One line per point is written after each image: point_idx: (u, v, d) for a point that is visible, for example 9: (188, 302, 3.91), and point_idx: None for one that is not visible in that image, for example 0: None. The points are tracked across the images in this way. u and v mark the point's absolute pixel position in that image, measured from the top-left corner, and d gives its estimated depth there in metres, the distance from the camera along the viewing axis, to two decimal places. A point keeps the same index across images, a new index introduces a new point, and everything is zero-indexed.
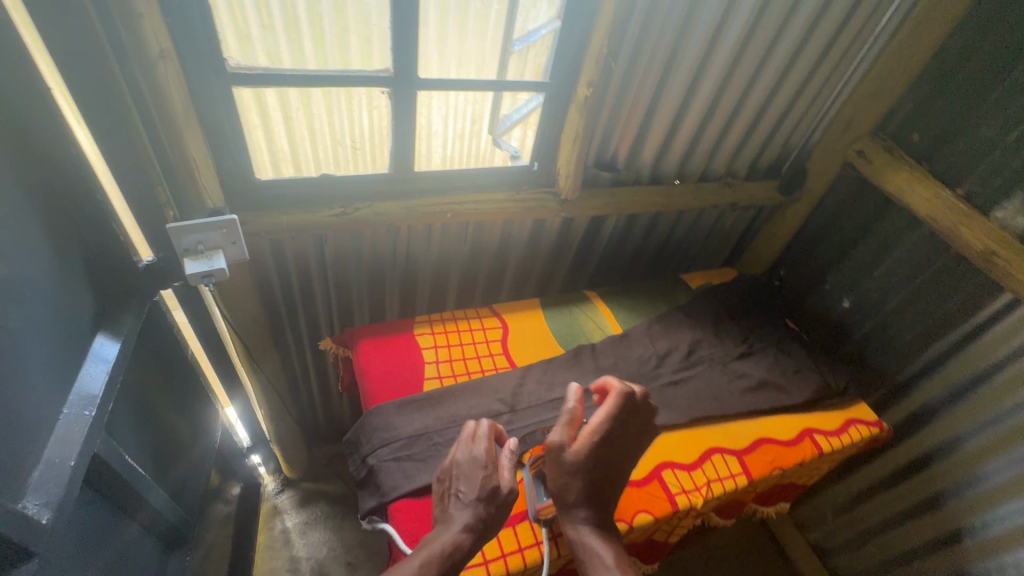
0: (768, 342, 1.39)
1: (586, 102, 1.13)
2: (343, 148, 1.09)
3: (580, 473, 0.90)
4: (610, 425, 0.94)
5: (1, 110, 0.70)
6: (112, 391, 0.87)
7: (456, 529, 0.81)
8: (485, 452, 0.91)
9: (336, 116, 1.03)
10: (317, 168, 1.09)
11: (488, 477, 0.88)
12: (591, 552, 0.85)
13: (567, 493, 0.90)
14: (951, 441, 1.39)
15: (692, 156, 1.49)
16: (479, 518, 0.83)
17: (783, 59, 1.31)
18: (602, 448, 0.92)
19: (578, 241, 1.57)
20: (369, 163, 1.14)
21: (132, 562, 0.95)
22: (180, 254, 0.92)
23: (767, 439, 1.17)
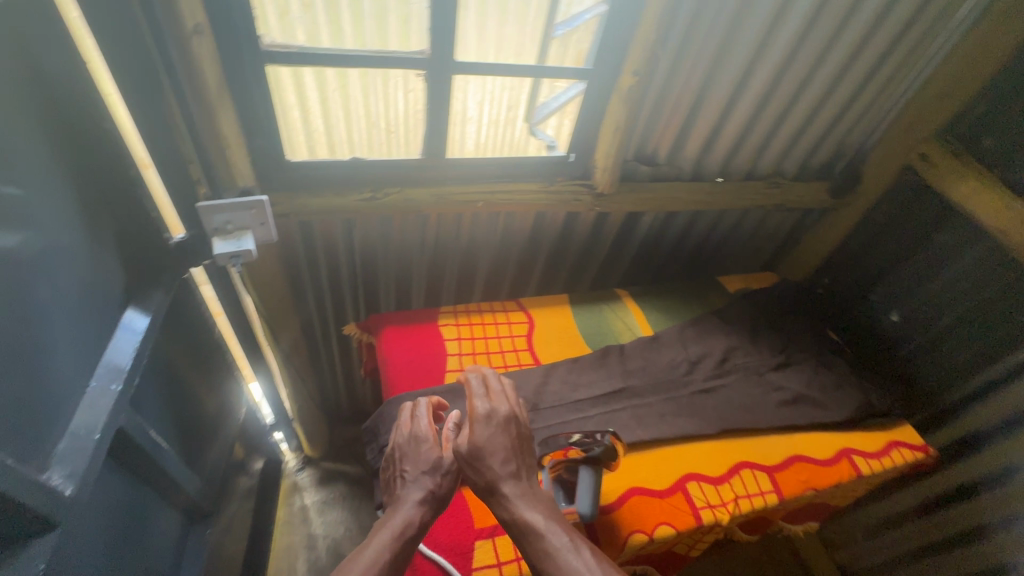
0: (807, 354, 1.32)
1: (630, 92, 1.07)
2: (376, 130, 1.06)
3: (482, 448, 0.81)
4: (477, 409, 0.86)
5: (38, 82, 0.70)
6: (139, 366, 0.87)
7: (410, 505, 0.81)
8: (426, 429, 0.90)
9: (371, 97, 1.01)
10: (350, 150, 1.07)
11: (429, 451, 0.87)
12: (524, 526, 0.76)
13: (477, 475, 0.81)
14: (1002, 471, 1.29)
15: (739, 153, 1.41)
16: (430, 491, 0.83)
17: (846, 52, 1.22)
18: (499, 418, 0.85)
19: (611, 236, 1.52)
20: (400, 146, 1.11)
21: (154, 533, 0.97)
22: (210, 233, 0.92)
23: (801, 457, 1.11)
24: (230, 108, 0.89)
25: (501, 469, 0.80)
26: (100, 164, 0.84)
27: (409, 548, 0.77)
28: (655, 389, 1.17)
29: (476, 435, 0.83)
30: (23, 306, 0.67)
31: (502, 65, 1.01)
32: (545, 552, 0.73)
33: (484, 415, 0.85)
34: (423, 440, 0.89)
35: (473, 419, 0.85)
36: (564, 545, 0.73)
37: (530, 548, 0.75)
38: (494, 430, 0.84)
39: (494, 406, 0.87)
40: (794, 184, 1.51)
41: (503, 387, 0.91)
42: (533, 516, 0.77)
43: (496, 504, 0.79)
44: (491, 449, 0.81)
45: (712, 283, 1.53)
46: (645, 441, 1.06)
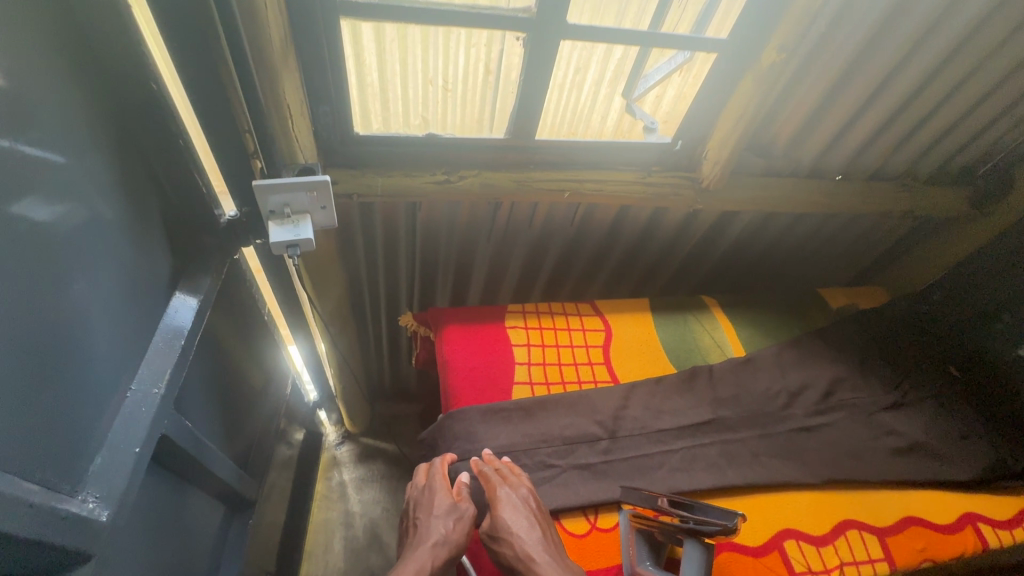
0: (926, 393, 1.13)
1: (772, 71, 0.87)
2: (433, 88, 0.86)
3: (506, 517, 0.73)
4: (496, 482, 0.79)
5: (62, 25, 0.57)
6: (185, 364, 0.77)
7: (422, 550, 0.71)
8: (441, 478, 0.82)
9: (432, 54, 0.82)
10: (406, 120, 0.91)
11: (444, 498, 0.79)
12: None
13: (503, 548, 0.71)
14: None
15: (872, 147, 1.18)
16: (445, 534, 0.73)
17: None
18: (521, 492, 0.78)
19: (700, 234, 1.33)
20: (457, 114, 0.92)
21: (194, 531, 0.90)
22: (265, 216, 0.80)
23: (918, 520, 0.94)
24: (293, 70, 0.74)
25: (527, 536, 0.71)
26: (140, 126, 0.71)
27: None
28: (748, 422, 1.01)
29: (498, 507, 0.75)
30: (53, 306, 0.56)
31: (617, 30, 0.82)
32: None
33: (506, 488, 0.78)
34: (438, 488, 0.81)
35: (492, 491, 0.77)
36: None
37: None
38: (516, 504, 0.76)
39: (514, 481, 0.80)
40: (929, 189, 1.28)
41: (520, 471, 0.84)
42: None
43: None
44: (514, 519, 0.73)
45: (811, 295, 1.34)
46: (737, 487, 0.92)
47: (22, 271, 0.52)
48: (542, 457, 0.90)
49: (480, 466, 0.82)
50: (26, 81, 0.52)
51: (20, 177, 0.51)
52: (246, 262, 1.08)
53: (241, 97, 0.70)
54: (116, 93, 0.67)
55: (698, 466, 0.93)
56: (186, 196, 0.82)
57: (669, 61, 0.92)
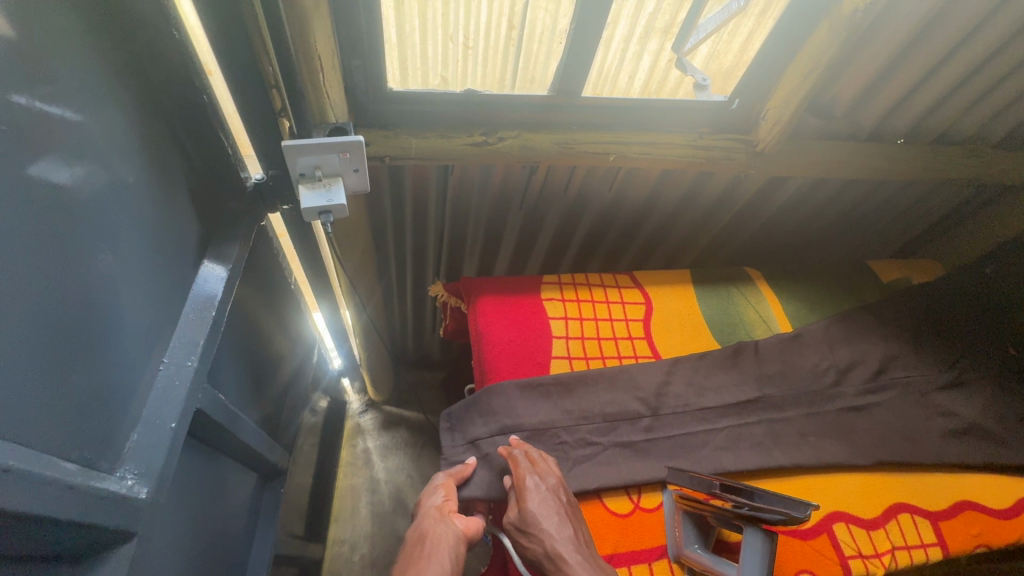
0: (985, 372, 1.07)
1: (853, 20, 0.76)
2: (453, 45, 0.78)
3: (534, 510, 0.70)
4: (521, 468, 0.75)
5: None
6: (217, 335, 0.74)
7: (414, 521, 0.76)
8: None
9: (451, 5, 0.71)
10: (423, 76, 0.83)
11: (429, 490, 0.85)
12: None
13: (527, 543, 0.68)
14: None
15: (941, 109, 1.08)
16: (428, 496, 0.78)
17: None
18: (550, 482, 0.74)
19: (744, 202, 1.26)
20: (477, 72, 0.84)
21: (231, 501, 0.90)
22: (294, 180, 0.75)
23: (972, 504, 0.90)
24: (324, 16, 0.66)
25: (557, 533, 0.67)
26: (159, 80, 0.65)
27: (426, 536, 0.70)
28: (796, 401, 0.97)
29: (525, 500, 0.71)
30: (81, 280, 0.52)
31: None
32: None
33: (534, 476, 0.74)
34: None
35: (521, 481, 0.74)
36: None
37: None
38: (546, 495, 0.72)
39: (543, 469, 0.76)
40: (1000, 155, 1.18)
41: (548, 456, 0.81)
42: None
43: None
44: (543, 514, 0.69)
45: (860, 267, 1.27)
46: (785, 468, 0.88)
47: (40, 242, 0.47)
48: (582, 433, 0.87)
49: (510, 450, 0.80)
50: (32, 25, 0.46)
51: (28, 136, 0.45)
52: (273, 230, 1.03)
53: (266, 48, 0.64)
54: (133, 43, 0.61)
55: (744, 446, 0.89)
56: (209, 157, 0.77)
57: (722, 11, 0.80)
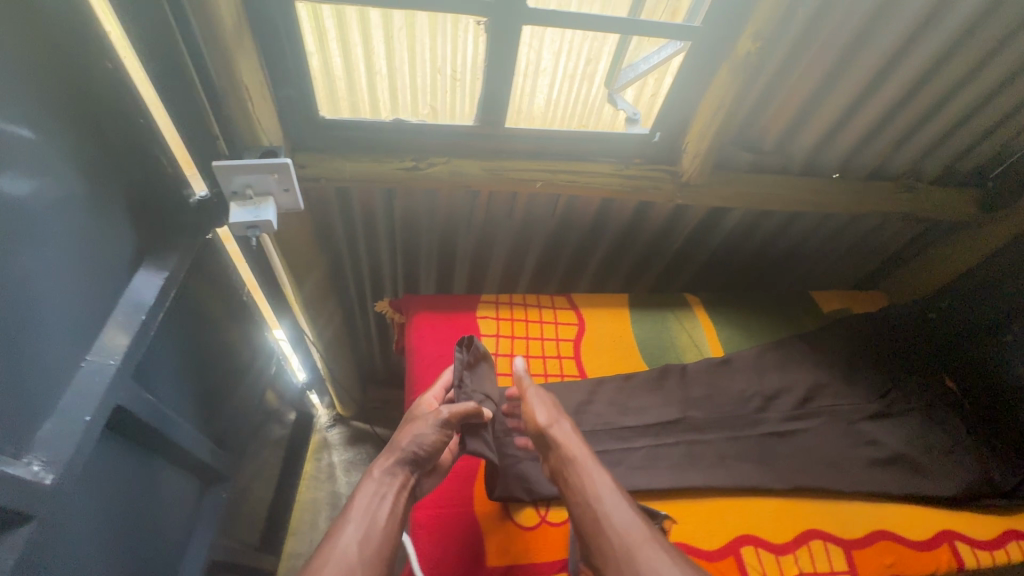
0: (916, 404, 1.07)
1: (748, 62, 0.83)
2: (441, 77, 0.90)
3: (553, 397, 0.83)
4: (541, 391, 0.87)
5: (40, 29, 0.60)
6: (146, 338, 0.79)
7: (380, 458, 0.76)
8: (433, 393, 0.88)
9: (439, 41, 0.85)
10: (413, 104, 0.93)
11: (420, 410, 0.84)
12: (578, 470, 0.73)
13: (541, 411, 0.80)
14: None
15: (869, 146, 1.13)
16: (412, 443, 0.76)
17: None
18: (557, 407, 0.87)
19: (688, 231, 1.30)
20: (466, 104, 0.95)
21: (163, 502, 0.93)
22: (227, 197, 0.81)
23: (888, 534, 0.90)
24: (248, 48, 0.74)
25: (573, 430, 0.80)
26: (102, 103, 0.69)
27: (374, 499, 0.69)
28: (718, 424, 0.99)
29: (549, 404, 0.83)
30: (19, 282, 0.58)
31: (591, 17, 0.81)
32: (595, 498, 0.69)
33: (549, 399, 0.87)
34: (423, 405, 0.86)
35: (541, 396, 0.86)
36: (616, 507, 0.68)
37: (576, 489, 0.71)
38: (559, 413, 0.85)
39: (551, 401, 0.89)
40: (935, 190, 1.21)
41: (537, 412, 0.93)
42: (589, 460, 0.75)
43: (557, 440, 0.77)
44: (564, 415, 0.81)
45: (802, 297, 1.29)
46: (698, 489, 0.90)
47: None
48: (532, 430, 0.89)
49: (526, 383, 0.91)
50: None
51: None
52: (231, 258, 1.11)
53: (194, 82, 0.70)
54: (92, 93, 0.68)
55: (660, 465, 0.91)
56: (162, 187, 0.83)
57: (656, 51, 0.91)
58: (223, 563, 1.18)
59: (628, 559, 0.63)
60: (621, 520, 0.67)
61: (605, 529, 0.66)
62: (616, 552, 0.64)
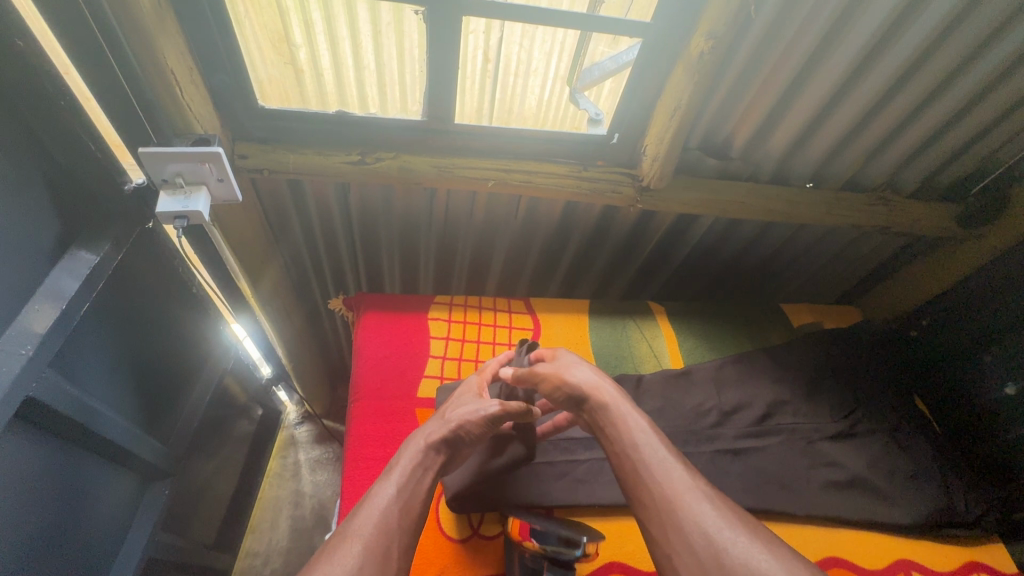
0: (882, 425, 1.03)
1: (701, 62, 0.80)
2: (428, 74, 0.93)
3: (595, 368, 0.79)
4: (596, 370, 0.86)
5: None
6: (66, 329, 0.75)
7: (424, 432, 0.73)
8: (473, 380, 0.86)
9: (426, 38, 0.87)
10: (403, 99, 0.96)
11: (464, 395, 0.82)
12: (613, 418, 0.69)
13: (576, 370, 0.77)
14: None
15: (842, 156, 1.09)
16: (460, 422, 0.73)
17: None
18: None
19: (656, 239, 1.26)
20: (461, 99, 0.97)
21: (91, 498, 0.89)
22: (157, 185, 0.79)
23: (841, 561, 0.86)
24: (171, 33, 0.73)
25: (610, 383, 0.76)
26: (26, 94, 0.66)
27: (416, 470, 0.67)
28: (669, 438, 0.95)
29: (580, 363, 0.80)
30: None
31: (552, 14, 0.81)
32: (632, 446, 0.64)
33: None
34: (465, 389, 0.83)
35: None
36: (654, 452, 0.63)
37: (614, 438, 0.67)
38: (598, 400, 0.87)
39: None
40: (912, 205, 1.17)
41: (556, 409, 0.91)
42: (624, 406, 0.70)
43: (587, 394, 0.73)
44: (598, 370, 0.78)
45: (772, 310, 1.26)
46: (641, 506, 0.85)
47: None
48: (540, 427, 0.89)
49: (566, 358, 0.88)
50: None
51: None
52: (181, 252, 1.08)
53: (110, 60, 0.68)
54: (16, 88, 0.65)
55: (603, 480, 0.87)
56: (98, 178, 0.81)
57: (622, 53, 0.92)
58: (173, 561, 1.15)
59: (668, 510, 0.57)
60: (658, 465, 0.62)
61: (644, 476, 0.61)
62: (657, 500, 0.59)
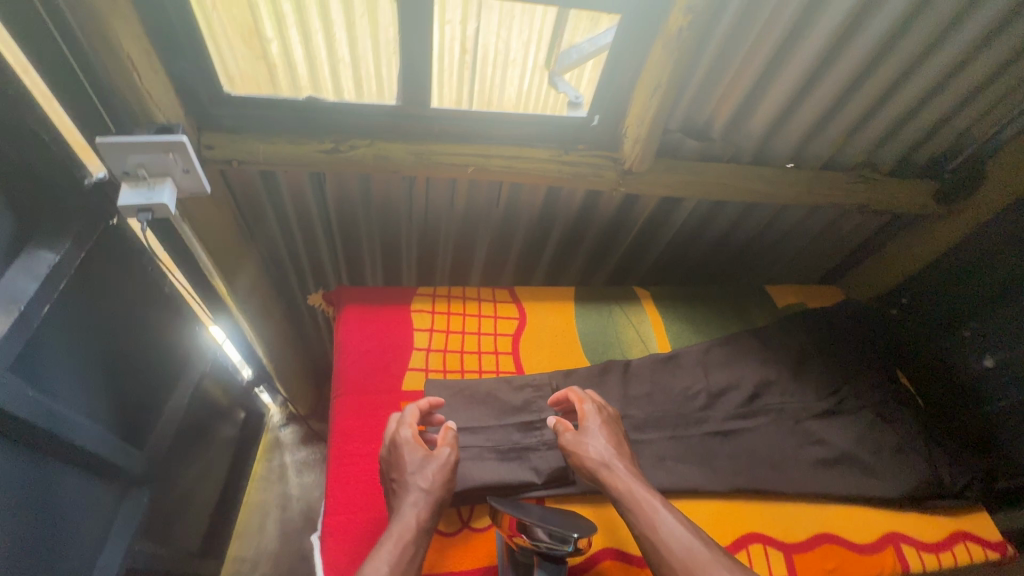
0: (866, 401, 1.04)
1: (680, 38, 0.79)
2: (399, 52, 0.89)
3: (610, 433, 0.81)
4: (619, 427, 0.84)
5: None
6: (25, 330, 0.72)
7: (407, 508, 0.69)
8: (407, 432, 0.77)
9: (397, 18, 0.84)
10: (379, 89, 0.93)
11: (415, 452, 0.74)
12: (628, 496, 0.72)
13: (593, 440, 0.79)
14: None
15: (821, 136, 1.09)
16: (428, 487, 0.71)
17: (994, 17, 0.86)
18: (608, 415, 0.85)
19: (640, 223, 1.26)
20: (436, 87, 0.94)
21: (66, 509, 0.86)
22: (118, 176, 0.75)
23: (832, 537, 0.86)
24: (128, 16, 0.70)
25: (624, 453, 0.79)
26: None
27: (405, 556, 0.65)
28: (659, 423, 0.94)
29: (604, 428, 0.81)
30: None
31: None
32: (650, 525, 0.69)
33: (605, 411, 0.85)
34: (405, 443, 0.75)
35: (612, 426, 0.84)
36: (670, 530, 0.68)
37: (631, 515, 0.71)
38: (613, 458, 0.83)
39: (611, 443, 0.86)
40: (890, 182, 1.18)
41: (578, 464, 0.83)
42: (638, 485, 0.74)
43: (604, 471, 0.75)
44: (616, 437, 0.81)
45: (757, 292, 1.26)
46: None
47: None
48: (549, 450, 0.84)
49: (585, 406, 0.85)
50: None
51: None
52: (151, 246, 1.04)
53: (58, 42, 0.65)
54: None
55: None
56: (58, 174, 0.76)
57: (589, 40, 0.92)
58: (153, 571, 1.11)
59: None
60: (681, 544, 0.67)
61: (665, 554, 0.66)
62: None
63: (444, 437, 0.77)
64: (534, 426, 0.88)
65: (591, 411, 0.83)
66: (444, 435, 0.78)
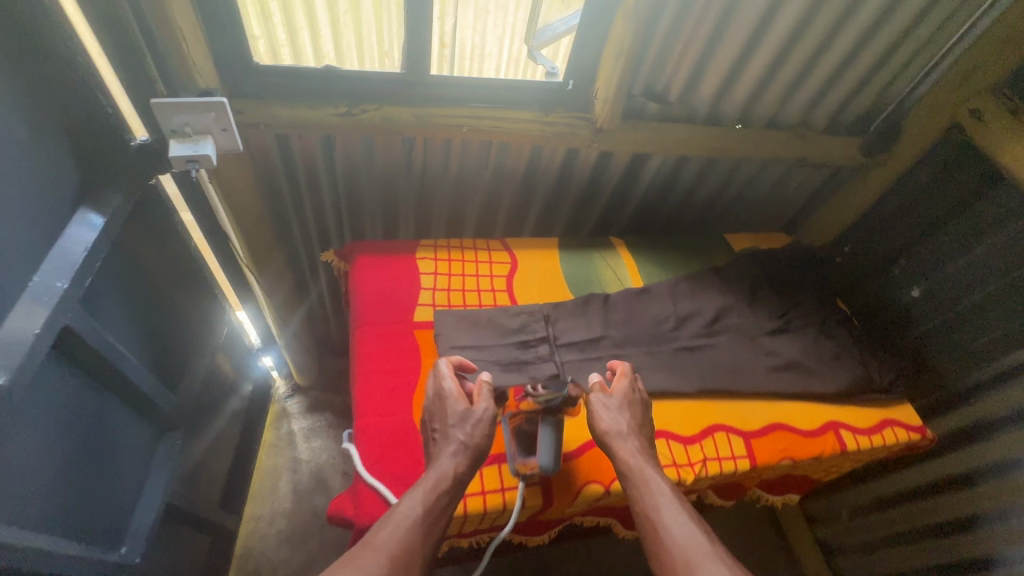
0: (810, 321, 1.22)
1: (636, 8, 0.95)
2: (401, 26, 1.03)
3: (633, 412, 0.90)
4: (648, 404, 0.94)
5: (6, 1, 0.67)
6: (90, 267, 0.81)
7: (445, 458, 0.80)
8: (450, 384, 0.88)
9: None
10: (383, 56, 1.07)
11: (457, 405, 0.85)
12: (638, 480, 0.81)
13: (616, 415, 0.88)
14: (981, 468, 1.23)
15: (762, 98, 1.27)
16: (465, 443, 0.82)
17: None
18: (640, 394, 0.94)
19: (613, 182, 1.42)
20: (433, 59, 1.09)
21: (113, 438, 0.97)
22: (167, 134, 0.87)
23: (784, 425, 1.03)
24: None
25: (644, 431, 0.88)
26: (48, 46, 0.74)
27: (439, 495, 0.76)
28: (637, 341, 1.10)
29: (631, 403, 0.91)
30: None
31: None
32: (654, 507, 0.77)
33: (637, 387, 0.95)
34: (448, 395, 0.87)
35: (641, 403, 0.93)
36: (674, 517, 0.76)
37: (638, 498, 0.79)
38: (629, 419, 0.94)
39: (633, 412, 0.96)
40: (824, 138, 1.37)
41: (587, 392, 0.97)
42: (651, 468, 0.82)
43: (619, 447, 0.85)
44: (640, 414, 0.90)
45: (718, 239, 1.43)
46: None
47: None
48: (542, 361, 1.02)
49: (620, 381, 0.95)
50: None
51: None
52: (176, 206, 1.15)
53: (119, 15, 0.78)
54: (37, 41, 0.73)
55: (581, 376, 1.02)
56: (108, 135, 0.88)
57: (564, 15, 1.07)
58: (185, 511, 1.21)
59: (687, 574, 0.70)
60: (680, 531, 0.74)
61: (663, 536, 0.75)
62: (676, 559, 0.72)
63: (482, 394, 0.88)
64: (530, 343, 1.04)
65: (622, 389, 0.93)
66: (482, 394, 0.88)
